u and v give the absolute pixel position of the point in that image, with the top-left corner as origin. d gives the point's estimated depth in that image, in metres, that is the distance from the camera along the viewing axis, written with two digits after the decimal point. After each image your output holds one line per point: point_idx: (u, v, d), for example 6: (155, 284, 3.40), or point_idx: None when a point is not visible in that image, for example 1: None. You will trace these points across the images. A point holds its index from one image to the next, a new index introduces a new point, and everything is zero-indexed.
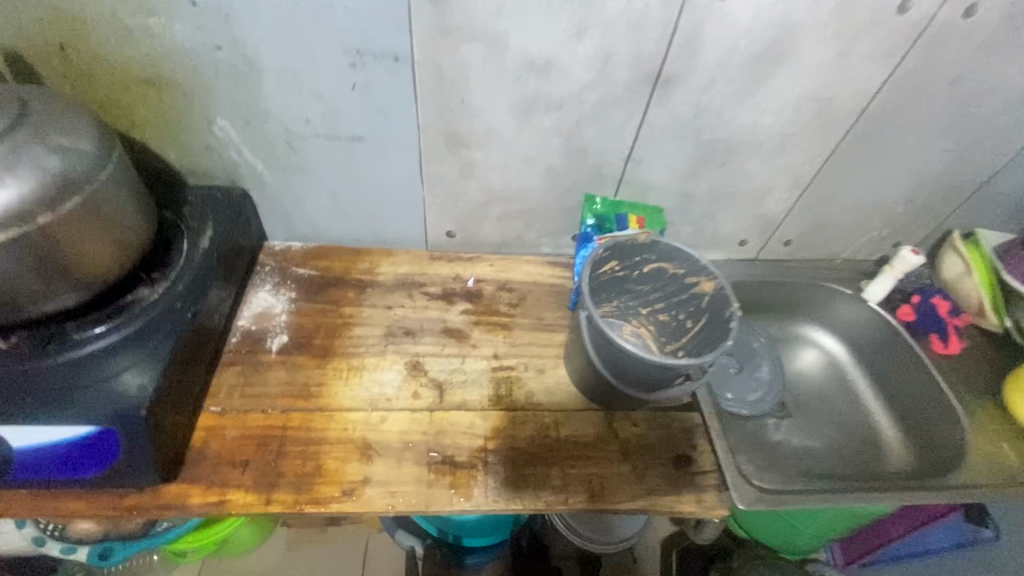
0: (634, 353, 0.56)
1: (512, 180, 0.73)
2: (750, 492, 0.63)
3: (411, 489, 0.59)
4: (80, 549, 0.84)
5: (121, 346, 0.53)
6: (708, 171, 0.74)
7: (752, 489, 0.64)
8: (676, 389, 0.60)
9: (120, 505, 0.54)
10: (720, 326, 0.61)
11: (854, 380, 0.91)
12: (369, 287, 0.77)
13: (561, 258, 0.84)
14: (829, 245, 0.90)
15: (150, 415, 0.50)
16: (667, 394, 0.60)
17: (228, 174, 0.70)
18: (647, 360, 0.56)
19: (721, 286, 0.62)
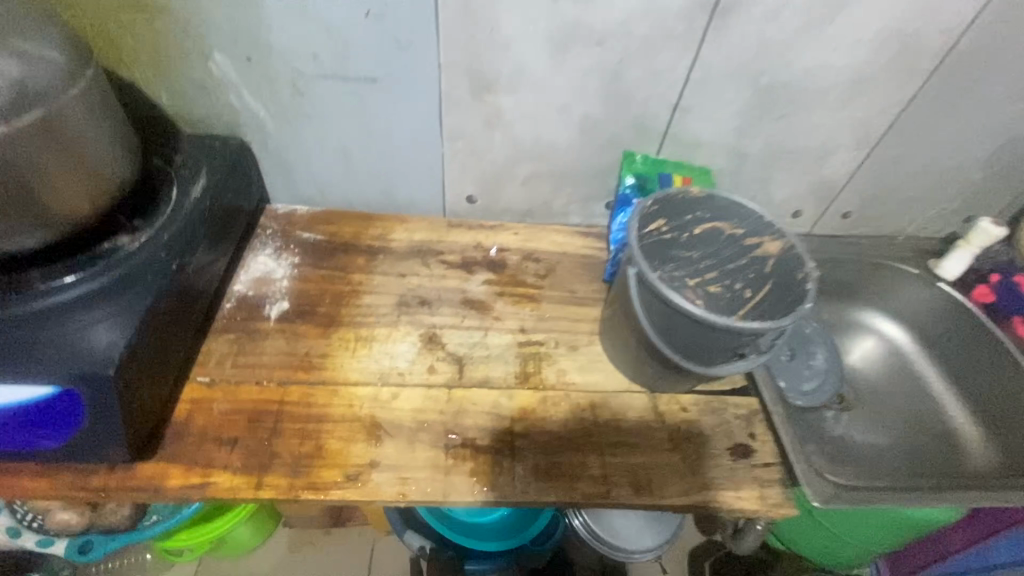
0: (699, 315, 0.47)
1: (542, 133, 0.65)
2: (827, 489, 0.55)
3: (425, 476, 0.50)
4: (58, 542, 0.77)
5: (92, 298, 0.46)
6: (764, 124, 0.65)
7: (828, 484, 0.56)
8: (739, 364, 0.51)
9: (86, 485, 0.46)
10: (794, 289, 0.52)
11: (920, 368, 0.81)
12: (380, 253, 0.69)
13: (594, 228, 0.76)
14: (893, 218, 0.80)
15: (120, 376, 0.42)
16: (728, 371, 0.51)
17: (227, 122, 0.63)
18: (716, 322, 0.46)
19: (792, 246, 0.54)
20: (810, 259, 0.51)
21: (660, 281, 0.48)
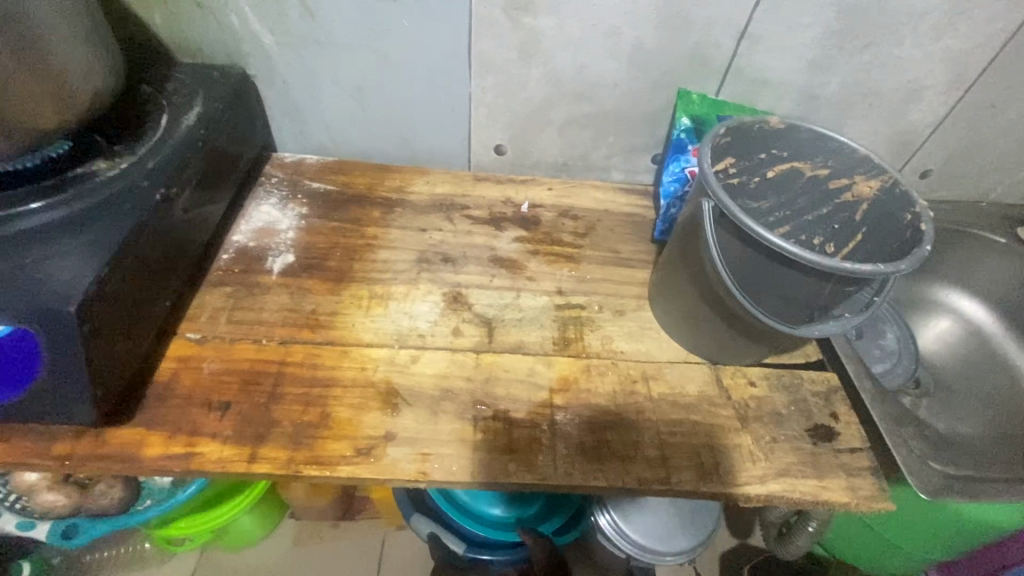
0: (793, 254, 0.38)
1: (585, 65, 0.57)
2: (935, 478, 0.45)
3: (451, 453, 0.42)
4: (40, 525, 0.71)
5: (59, 227, 0.39)
6: (841, 58, 0.57)
7: (935, 475, 0.46)
8: (829, 324, 0.42)
9: (48, 452, 0.38)
10: (896, 234, 0.44)
11: (1008, 353, 0.70)
12: (398, 207, 0.61)
13: (638, 185, 0.67)
14: (977, 179, 0.71)
15: (87, 313, 0.35)
16: (813, 331, 0.41)
17: (229, 51, 0.56)
18: (815, 263, 0.38)
19: (891, 185, 0.46)
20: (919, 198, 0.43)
21: (742, 215, 0.40)
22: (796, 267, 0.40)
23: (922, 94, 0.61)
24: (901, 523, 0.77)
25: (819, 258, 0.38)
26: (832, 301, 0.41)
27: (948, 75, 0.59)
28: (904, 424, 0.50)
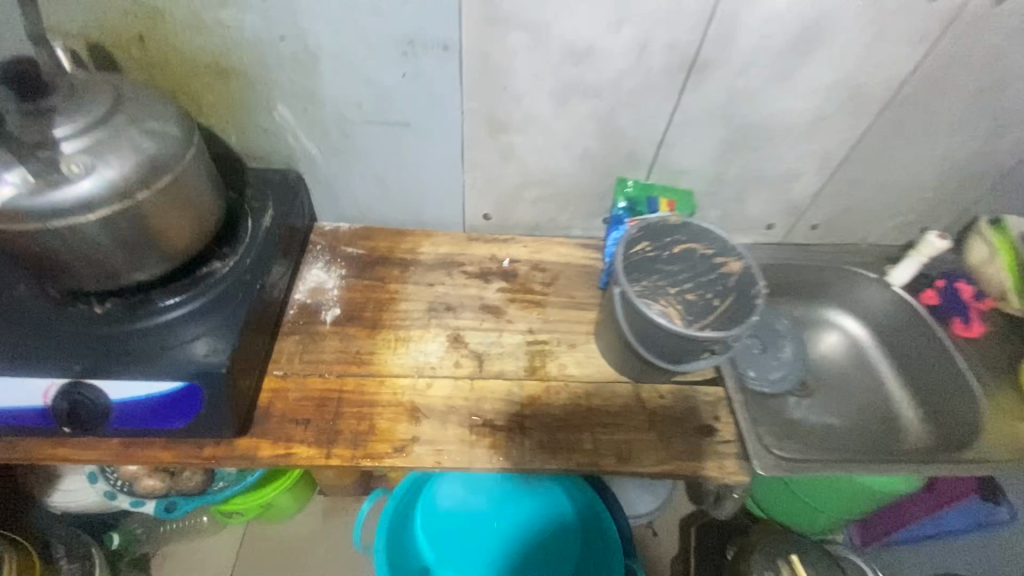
0: (659, 324, 0.64)
1: (549, 164, 0.77)
2: (770, 460, 0.67)
3: (455, 448, 0.64)
4: (147, 503, 0.94)
5: (199, 313, 0.60)
6: (738, 156, 0.76)
7: (772, 457, 0.68)
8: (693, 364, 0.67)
9: (202, 454, 0.61)
10: (747, 303, 0.66)
11: (878, 362, 0.92)
12: (411, 265, 0.82)
13: (593, 239, 0.88)
14: (857, 229, 0.91)
15: (229, 372, 0.57)
16: (695, 365, 0.67)
17: (284, 158, 0.75)
18: (671, 331, 0.63)
19: (748, 265, 0.67)
20: (761, 277, 0.64)
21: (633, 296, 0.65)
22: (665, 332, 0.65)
23: (803, 177, 0.80)
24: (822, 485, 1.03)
25: (674, 327, 0.63)
26: (696, 352, 0.67)
27: (821, 165, 0.79)
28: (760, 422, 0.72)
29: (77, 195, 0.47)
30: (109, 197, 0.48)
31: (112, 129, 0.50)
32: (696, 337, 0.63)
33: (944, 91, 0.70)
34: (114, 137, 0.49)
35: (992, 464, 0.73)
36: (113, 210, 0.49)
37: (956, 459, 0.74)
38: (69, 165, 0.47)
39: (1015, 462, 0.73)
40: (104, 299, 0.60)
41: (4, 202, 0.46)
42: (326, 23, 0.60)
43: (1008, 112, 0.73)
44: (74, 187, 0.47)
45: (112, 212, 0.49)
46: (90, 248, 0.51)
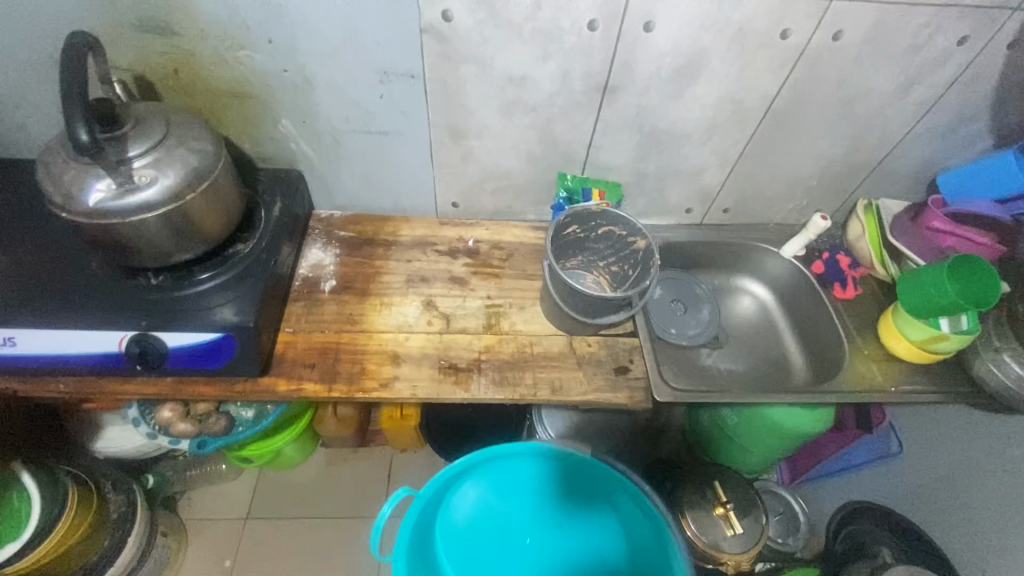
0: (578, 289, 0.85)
1: (502, 162, 0.95)
2: (665, 391, 0.88)
3: (427, 384, 0.85)
4: (183, 442, 1.15)
5: (229, 283, 0.80)
6: (653, 155, 0.95)
7: (667, 389, 0.89)
8: (609, 318, 0.89)
9: (234, 389, 0.81)
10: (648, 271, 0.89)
11: (778, 321, 1.14)
12: (393, 245, 1.01)
13: (544, 222, 1.07)
14: (761, 211, 1.11)
15: (256, 326, 0.76)
16: (603, 323, 0.89)
17: (288, 160, 0.94)
18: (588, 295, 0.84)
19: (651, 243, 0.88)
20: (657, 254, 0.87)
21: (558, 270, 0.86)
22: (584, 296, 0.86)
23: (708, 170, 0.99)
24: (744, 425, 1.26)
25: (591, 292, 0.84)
26: (611, 309, 0.89)
27: (721, 161, 0.98)
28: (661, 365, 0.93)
29: (144, 199, 0.66)
30: (169, 199, 0.67)
31: (167, 149, 0.68)
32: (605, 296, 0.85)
33: (808, 104, 0.89)
34: (169, 155, 0.68)
35: (847, 394, 0.94)
36: (172, 208, 0.68)
37: (822, 391, 0.95)
38: (138, 177, 0.66)
39: (864, 392, 0.93)
40: (156, 273, 0.79)
41: (97, 204, 0.65)
42: (319, 60, 0.78)
43: (864, 119, 0.92)
44: (144, 192, 0.66)
45: (171, 209, 0.68)
46: (152, 236, 0.69)
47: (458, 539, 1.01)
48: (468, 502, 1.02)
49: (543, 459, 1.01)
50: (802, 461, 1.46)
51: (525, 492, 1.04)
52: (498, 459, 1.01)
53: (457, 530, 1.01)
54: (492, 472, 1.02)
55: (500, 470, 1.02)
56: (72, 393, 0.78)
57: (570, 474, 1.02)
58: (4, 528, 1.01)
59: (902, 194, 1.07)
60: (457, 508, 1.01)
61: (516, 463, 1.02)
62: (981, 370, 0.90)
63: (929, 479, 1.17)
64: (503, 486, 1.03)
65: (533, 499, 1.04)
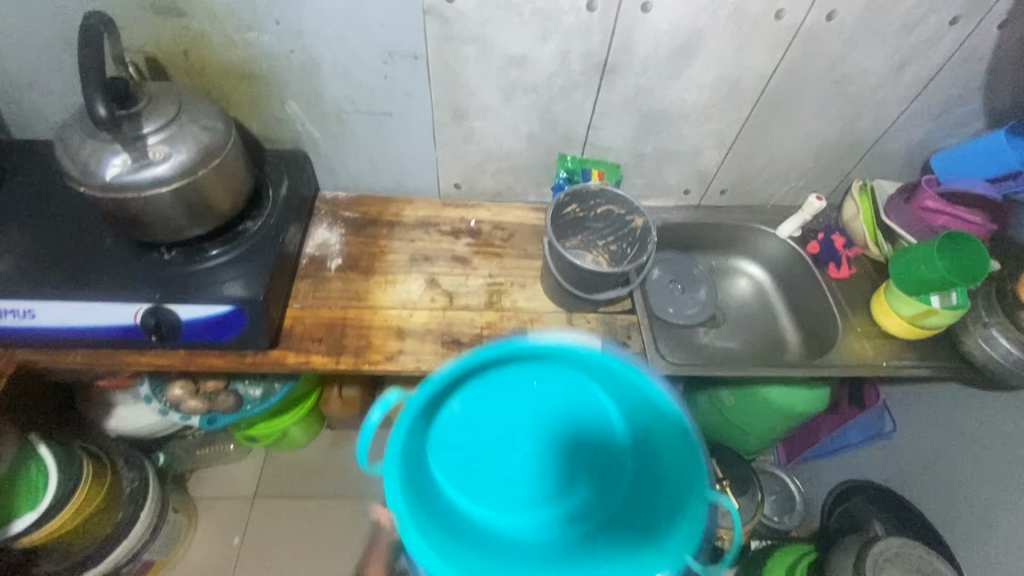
0: (574, 264, 0.86)
1: (503, 144, 0.98)
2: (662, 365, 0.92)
3: (431, 357, 0.88)
4: (193, 418, 1.18)
5: (239, 259, 0.82)
6: (652, 136, 0.97)
7: (664, 363, 0.93)
8: (607, 294, 0.92)
9: (244, 361, 0.84)
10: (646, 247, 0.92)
11: (774, 301, 1.16)
12: (397, 226, 1.03)
13: (544, 204, 1.09)
14: (758, 192, 1.13)
15: (266, 299, 0.79)
16: (603, 299, 0.91)
17: (294, 141, 0.96)
18: (585, 270, 0.86)
19: (648, 220, 0.91)
20: (655, 230, 0.90)
21: (557, 246, 0.88)
22: (582, 272, 0.88)
23: (706, 151, 1.01)
24: (740, 406, 1.29)
25: (588, 267, 0.87)
26: (608, 285, 0.91)
27: (717, 142, 1.00)
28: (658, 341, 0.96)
29: (159, 173, 0.69)
30: (182, 174, 0.70)
31: (180, 126, 0.71)
32: (603, 273, 0.87)
33: (803, 84, 0.90)
34: (181, 132, 0.71)
35: (838, 368, 0.96)
36: (185, 183, 0.70)
37: (814, 366, 0.97)
38: (153, 153, 0.69)
39: (855, 367, 0.96)
40: (169, 249, 0.82)
41: (114, 178, 0.68)
42: (325, 41, 0.80)
43: (857, 100, 0.94)
44: (158, 167, 0.69)
45: (184, 184, 0.70)
46: (167, 211, 0.72)
47: (453, 456, 0.68)
48: (480, 398, 0.68)
49: (610, 371, 0.63)
50: (800, 440, 1.48)
51: (553, 411, 0.70)
52: (542, 357, 0.66)
53: (459, 425, 0.68)
54: (529, 370, 0.68)
55: (539, 367, 0.68)
56: (89, 364, 0.81)
57: (628, 399, 0.66)
58: (22, 499, 1.03)
59: (897, 176, 1.09)
60: (464, 404, 0.68)
61: (562, 369, 0.68)
62: (970, 345, 0.92)
63: (921, 456, 1.19)
64: (532, 389, 0.69)
65: (569, 414, 0.69)
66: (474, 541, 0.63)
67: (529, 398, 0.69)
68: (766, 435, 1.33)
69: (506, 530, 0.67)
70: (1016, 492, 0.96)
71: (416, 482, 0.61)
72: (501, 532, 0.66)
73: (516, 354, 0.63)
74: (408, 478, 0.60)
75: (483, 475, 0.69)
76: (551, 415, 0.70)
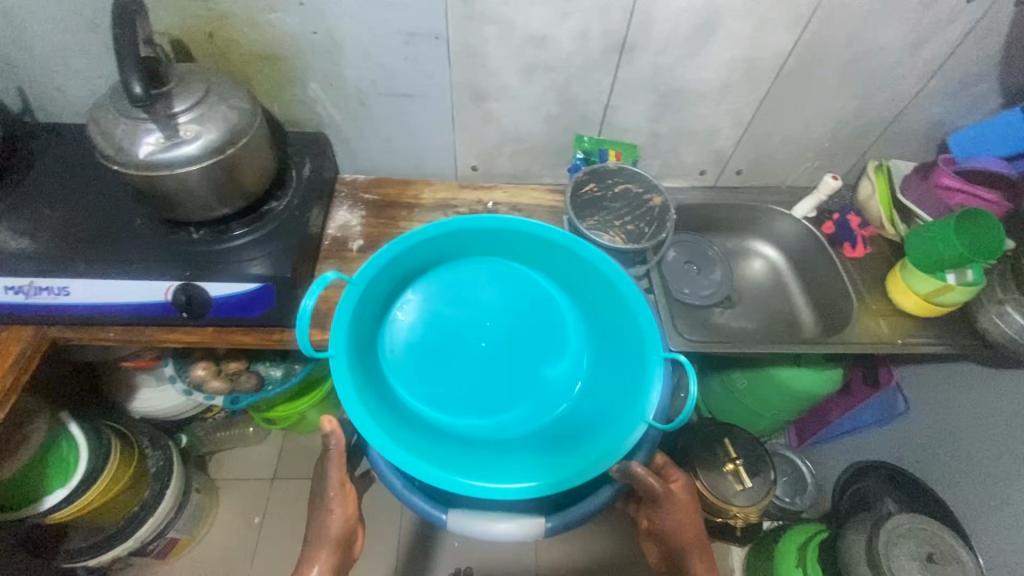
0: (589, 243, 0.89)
1: (520, 125, 0.99)
2: (679, 341, 0.95)
3: None
4: (216, 398, 1.20)
5: (265, 238, 0.84)
6: (669, 115, 0.98)
7: (681, 340, 0.95)
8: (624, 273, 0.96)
9: (271, 338, 0.86)
10: (662, 226, 0.98)
11: (789, 282, 1.17)
12: (416, 207, 1.04)
13: (560, 185, 1.11)
14: (774, 173, 1.13)
15: (293, 277, 0.81)
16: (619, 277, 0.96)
17: (315, 123, 0.97)
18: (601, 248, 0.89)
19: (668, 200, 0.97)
20: (673, 208, 0.96)
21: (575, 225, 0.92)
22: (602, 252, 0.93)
23: (722, 131, 1.02)
24: (753, 386, 1.29)
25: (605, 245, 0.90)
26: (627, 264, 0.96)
27: (734, 121, 1.00)
28: (674, 319, 0.99)
29: (190, 152, 0.70)
30: (213, 152, 0.71)
31: (209, 105, 0.72)
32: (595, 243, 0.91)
33: (822, 62, 0.90)
34: (211, 111, 0.72)
35: (852, 345, 0.97)
36: (216, 161, 0.72)
37: (828, 343, 0.99)
38: (184, 131, 0.70)
39: (870, 344, 0.97)
40: (197, 228, 0.83)
41: (147, 156, 0.69)
42: (347, 22, 0.81)
43: (875, 78, 0.94)
44: (189, 145, 0.70)
45: (215, 162, 0.72)
46: (196, 189, 0.74)
47: (412, 366, 0.86)
48: (426, 303, 0.88)
49: (511, 245, 0.87)
50: (811, 422, 1.48)
51: (483, 311, 0.89)
52: (467, 251, 0.89)
53: (411, 332, 0.87)
54: (457, 274, 0.90)
55: (469, 263, 0.90)
56: (122, 340, 0.84)
57: (557, 273, 0.90)
58: (53, 475, 1.05)
59: (913, 155, 1.10)
60: (411, 307, 0.87)
61: (489, 263, 0.91)
62: (986, 321, 0.93)
63: (933, 435, 1.21)
64: (468, 289, 0.89)
65: (509, 305, 0.89)
66: (442, 438, 0.83)
67: (473, 297, 0.89)
68: (779, 417, 1.35)
69: (477, 431, 0.86)
70: None
71: (373, 381, 0.80)
72: (472, 428, 0.86)
73: (442, 247, 0.86)
74: (370, 384, 0.79)
75: (442, 385, 0.86)
76: (493, 309, 0.89)
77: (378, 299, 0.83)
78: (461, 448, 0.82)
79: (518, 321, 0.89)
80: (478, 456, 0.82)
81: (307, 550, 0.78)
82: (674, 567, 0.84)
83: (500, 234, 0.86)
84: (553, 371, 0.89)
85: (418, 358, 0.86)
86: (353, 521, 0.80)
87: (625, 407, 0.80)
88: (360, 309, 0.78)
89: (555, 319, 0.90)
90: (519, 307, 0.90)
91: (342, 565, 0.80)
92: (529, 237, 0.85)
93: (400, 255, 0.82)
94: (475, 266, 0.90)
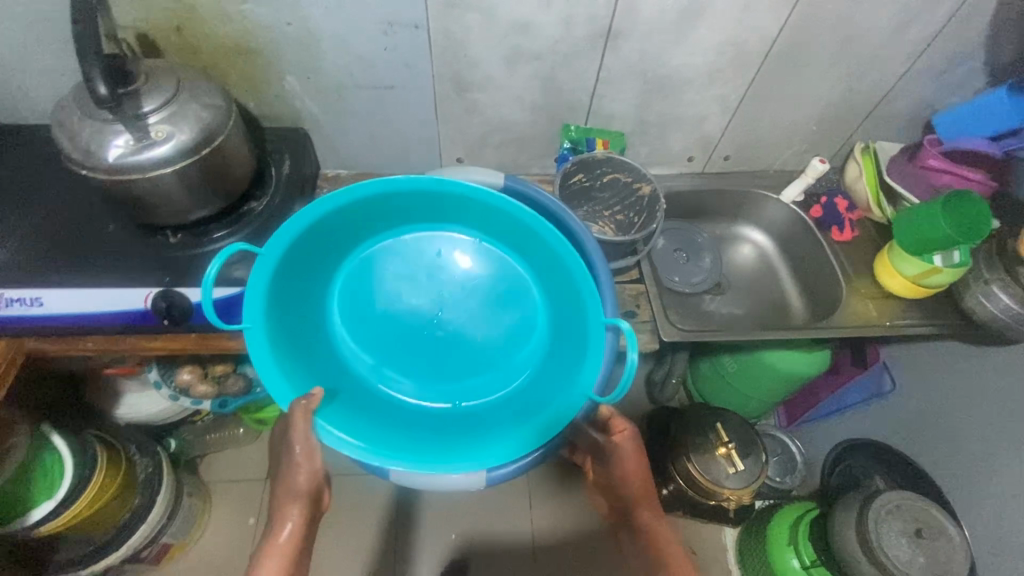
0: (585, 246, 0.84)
1: (505, 115, 0.97)
2: (672, 331, 0.94)
3: None
4: (204, 402, 1.18)
5: (247, 240, 0.81)
6: (657, 102, 0.97)
7: (675, 330, 0.94)
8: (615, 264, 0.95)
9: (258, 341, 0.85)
10: (652, 215, 0.97)
11: (777, 266, 1.18)
12: None
13: (547, 175, 1.09)
14: (761, 158, 1.13)
15: None
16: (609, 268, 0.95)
17: (294, 118, 0.94)
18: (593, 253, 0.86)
19: (656, 189, 0.97)
20: (662, 197, 0.96)
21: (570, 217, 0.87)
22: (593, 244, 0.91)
23: (709, 117, 1.01)
24: (743, 370, 1.31)
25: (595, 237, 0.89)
26: (617, 254, 0.96)
27: (721, 107, 0.99)
28: (667, 310, 0.97)
29: (163, 154, 0.67)
30: (188, 153, 0.68)
31: (181, 104, 0.69)
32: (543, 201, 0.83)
33: (809, 45, 0.89)
34: (183, 110, 0.69)
35: (841, 329, 0.98)
36: (191, 162, 0.69)
37: (818, 327, 0.99)
38: (155, 132, 0.67)
39: (859, 327, 0.98)
40: (174, 232, 0.80)
41: (117, 160, 0.66)
42: (321, 12, 0.77)
43: (862, 62, 0.93)
44: (161, 146, 0.67)
45: (190, 164, 0.69)
46: (171, 191, 0.71)
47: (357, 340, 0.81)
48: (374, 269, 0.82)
49: (461, 208, 0.79)
50: (801, 402, 1.47)
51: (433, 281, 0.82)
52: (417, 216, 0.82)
53: (355, 305, 0.81)
54: (408, 239, 0.83)
55: (417, 228, 0.83)
56: (103, 350, 0.81)
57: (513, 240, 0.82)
58: (38, 487, 1.03)
59: (898, 136, 1.10)
60: (355, 275, 0.82)
61: (431, 224, 0.83)
62: (972, 302, 0.93)
63: (918, 412, 1.23)
64: (419, 256, 0.83)
65: (464, 273, 0.83)
66: (398, 414, 0.80)
67: (424, 264, 0.83)
68: (769, 400, 1.36)
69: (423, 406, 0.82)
70: (1013, 443, 0.99)
71: (307, 353, 0.77)
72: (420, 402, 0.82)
73: (380, 213, 0.78)
74: (302, 356, 0.76)
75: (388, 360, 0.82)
76: (445, 277, 0.82)
77: (308, 274, 0.78)
78: (403, 424, 0.78)
79: (473, 290, 0.83)
80: (435, 430, 0.79)
81: (278, 506, 0.72)
82: (623, 516, 0.86)
83: (445, 199, 0.77)
84: (513, 336, 0.82)
85: (364, 330, 0.81)
86: (322, 474, 0.74)
87: (574, 383, 0.75)
88: (284, 279, 0.73)
89: (514, 287, 0.83)
90: (474, 275, 0.83)
91: (315, 522, 0.76)
92: (472, 202, 0.77)
93: (331, 220, 0.74)
94: (426, 231, 0.83)
